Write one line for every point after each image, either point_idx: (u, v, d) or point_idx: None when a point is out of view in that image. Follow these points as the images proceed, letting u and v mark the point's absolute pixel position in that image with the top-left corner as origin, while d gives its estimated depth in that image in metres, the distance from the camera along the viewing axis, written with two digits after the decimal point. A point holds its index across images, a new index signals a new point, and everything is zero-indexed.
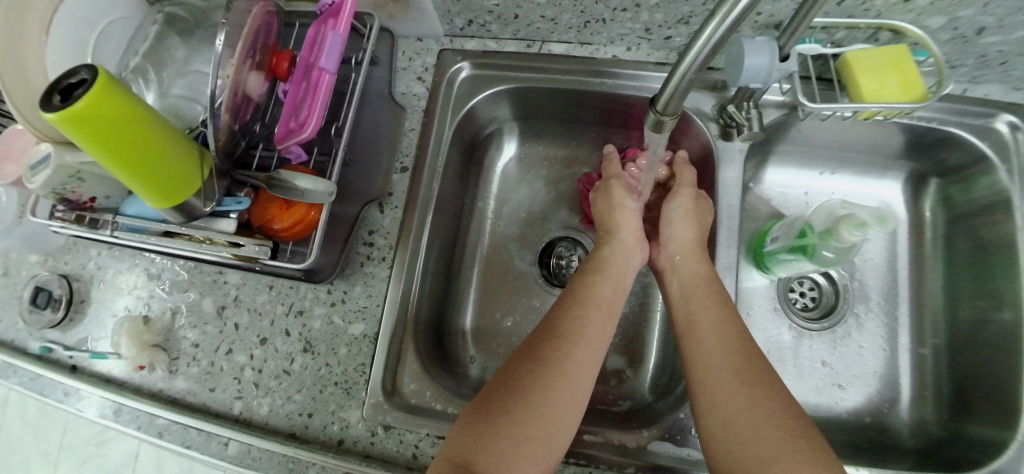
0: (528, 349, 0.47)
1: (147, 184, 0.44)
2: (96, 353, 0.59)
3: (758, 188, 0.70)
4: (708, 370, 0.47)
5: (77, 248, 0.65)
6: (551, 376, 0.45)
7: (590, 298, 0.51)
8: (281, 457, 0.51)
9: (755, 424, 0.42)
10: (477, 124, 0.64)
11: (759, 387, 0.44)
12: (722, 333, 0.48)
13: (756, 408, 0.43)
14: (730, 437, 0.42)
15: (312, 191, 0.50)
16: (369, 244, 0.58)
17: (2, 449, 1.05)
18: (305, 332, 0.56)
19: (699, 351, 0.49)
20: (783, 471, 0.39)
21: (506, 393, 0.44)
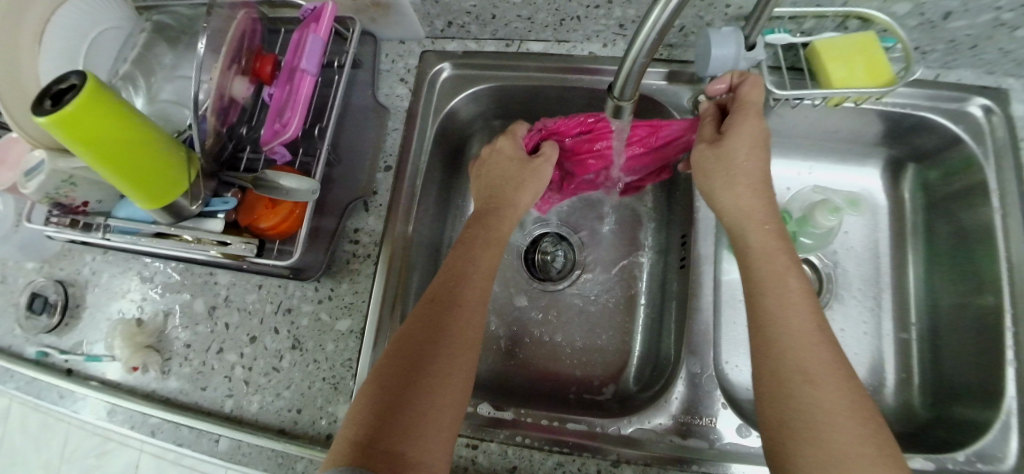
0: (409, 328, 0.46)
1: (137, 185, 0.46)
2: (91, 356, 0.61)
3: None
4: (790, 345, 0.41)
5: (72, 254, 0.66)
6: (451, 346, 0.45)
7: (472, 274, 0.50)
8: (270, 452, 0.52)
9: (844, 389, 0.39)
10: (459, 123, 0.65)
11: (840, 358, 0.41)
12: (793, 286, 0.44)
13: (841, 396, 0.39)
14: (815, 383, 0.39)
15: (297, 189, 0.51)
16: (354, 242, 0.59)
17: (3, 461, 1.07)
18: (293, 330, 0.56)
19: (778, 317, 0.43)
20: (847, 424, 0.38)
21: (413, 360, 0.44)
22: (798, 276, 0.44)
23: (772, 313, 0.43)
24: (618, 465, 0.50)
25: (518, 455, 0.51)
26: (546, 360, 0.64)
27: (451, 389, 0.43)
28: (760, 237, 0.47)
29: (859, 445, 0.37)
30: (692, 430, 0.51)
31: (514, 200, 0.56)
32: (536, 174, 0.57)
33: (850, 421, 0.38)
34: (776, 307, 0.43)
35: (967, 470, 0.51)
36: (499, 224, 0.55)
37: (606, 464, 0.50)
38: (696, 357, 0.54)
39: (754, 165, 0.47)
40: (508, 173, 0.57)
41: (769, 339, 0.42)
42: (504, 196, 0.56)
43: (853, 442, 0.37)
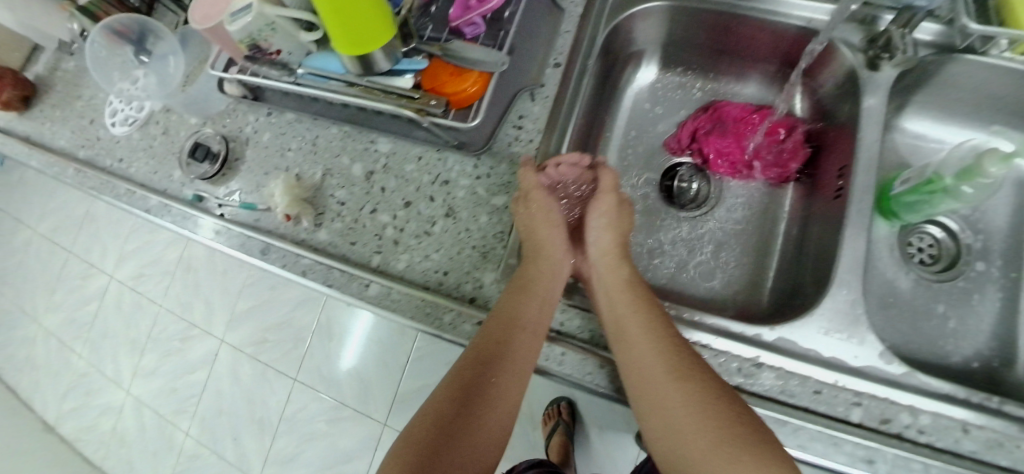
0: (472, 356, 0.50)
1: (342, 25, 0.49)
2: (247, 203, 0.65)
3: (898, 135, 0.68)
4: (641, 374, 0.47)
5: (235, 114, 0.71)
6: (491, 391, 0.48)
7: (518, 323, 0.50)
8: (419, 302, 0.55)
9: (687, 411, 0.44)
10: (621, 41, 0.66)
11: (670, 380, 0.46)
12: (651, 329, 0.49)
13: (691, 410, 0.44)
14: (666, 415, 0.45)
15: (485, 61, 0.54)
16: (517, 128, 0.60)
17: (98, 334, 1.26)
18: (449, 200, 0.59)
19: (625, 355, 0.49)
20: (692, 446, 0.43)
21: (456, 404, 0.46)
22: (649, 316, 0.50)
23: (628, 349, 0.49)
24: (760, 366, 0.51)
25: None
26: (672, 283, 0.64)
27: (489, 439, 0.46)
28: (616, 281, 0.55)
29: (724, 456, 0.41)
30: (830, 348, 0.51)
31: (535, 244, 0.56)
32: (546, 215, 0.57)
33: (698, 442, 0.43)
34: (626, 354, 0.49)
35: None
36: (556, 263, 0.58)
37: (747, 363, 0.51)
38: (845, 280, 0.53)
39: (617, 227, 0.59)
40: (531, 220, 0.56)
41: (620, 360, 0.49)
42: (539, 245, 0.56)
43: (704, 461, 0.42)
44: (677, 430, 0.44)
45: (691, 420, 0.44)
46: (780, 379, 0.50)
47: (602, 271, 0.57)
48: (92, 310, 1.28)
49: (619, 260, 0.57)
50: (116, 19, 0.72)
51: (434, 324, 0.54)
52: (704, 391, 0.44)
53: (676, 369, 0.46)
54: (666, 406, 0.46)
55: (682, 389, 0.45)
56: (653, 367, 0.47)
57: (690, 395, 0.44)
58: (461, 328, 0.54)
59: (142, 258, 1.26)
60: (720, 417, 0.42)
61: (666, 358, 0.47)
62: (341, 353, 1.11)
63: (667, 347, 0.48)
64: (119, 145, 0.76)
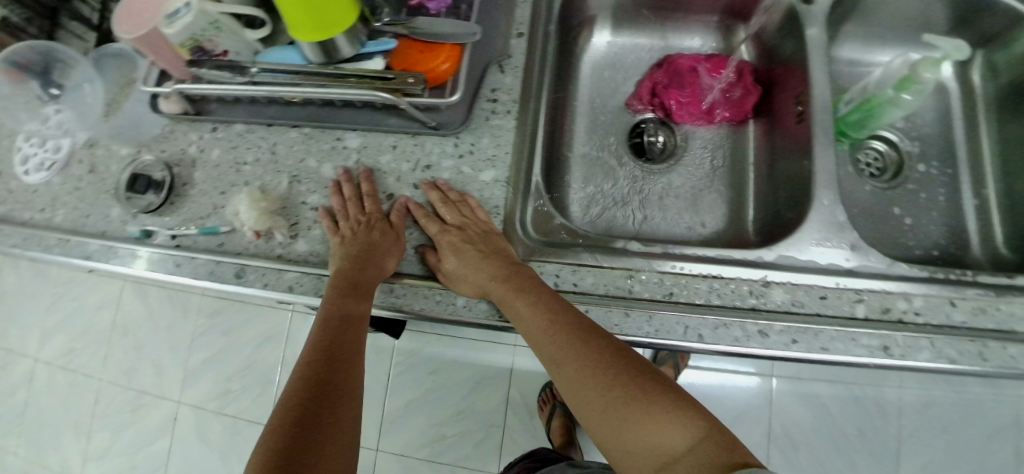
0: (331, 341, 0.48)
1: (306, 12, 0.47)
2: (208, 227, 0.59)
3: (836, 63, 0.74)
4: (568, 365, 0.46)
5: (176, 136, 0.64)
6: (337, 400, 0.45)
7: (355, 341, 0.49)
8: (428, 292, 0.53)
9: (610, 378, 0.44)
10: (574, 7, 0.67)
11: (597, 351, 0.45)
12: (566, 319, 0.47)
13: (612, 378, 0.44)
14: (591, 397, 0.44)
15: (456, 34, 0.53)
16: (493, 101, 0.58)
17: (29, 425, 1.10)
18: (434, 185, 0.57)
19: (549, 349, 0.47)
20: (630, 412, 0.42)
21: (303, 413, 0.42)
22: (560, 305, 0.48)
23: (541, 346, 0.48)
24: (769, 285, 0.52)
25: (674, 282, 0.52)
26: (666, 235, 0.64)
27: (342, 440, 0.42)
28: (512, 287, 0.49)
29: (643, 411, 0.42)
30: (826, 255, 0.54)
31: (378, 263, 0.51)
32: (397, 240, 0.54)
33: (635, 402, 0.43)
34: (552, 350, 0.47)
35: None
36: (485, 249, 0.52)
37: (757, 284, 0.52)
38: (826, 193, 0.56)
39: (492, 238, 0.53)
40: (369, 239, 0.52)
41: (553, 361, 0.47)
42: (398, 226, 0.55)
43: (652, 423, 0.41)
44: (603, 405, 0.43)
45: (616, 383, 0.44)
46: (790, 293, 0.52)
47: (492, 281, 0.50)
48: (21, 399, 1.11)
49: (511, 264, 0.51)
50: (20, 47, 0.64)
51: (448, 310, 0.51)
52: (627, 357, 0.46)
53: (595, 344, 0.46)
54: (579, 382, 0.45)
55: (615, 371, 0.45)
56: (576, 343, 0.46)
57: (612, 366, 0.45)
58: (476, 308, 0.52)
59: (68, 331, 1.11)
60: (642, 380, 0.44)
61: (576, 339, 0.46)
62: None
63: (582, 328, 0.46)
64: (38, 193, 0.66)
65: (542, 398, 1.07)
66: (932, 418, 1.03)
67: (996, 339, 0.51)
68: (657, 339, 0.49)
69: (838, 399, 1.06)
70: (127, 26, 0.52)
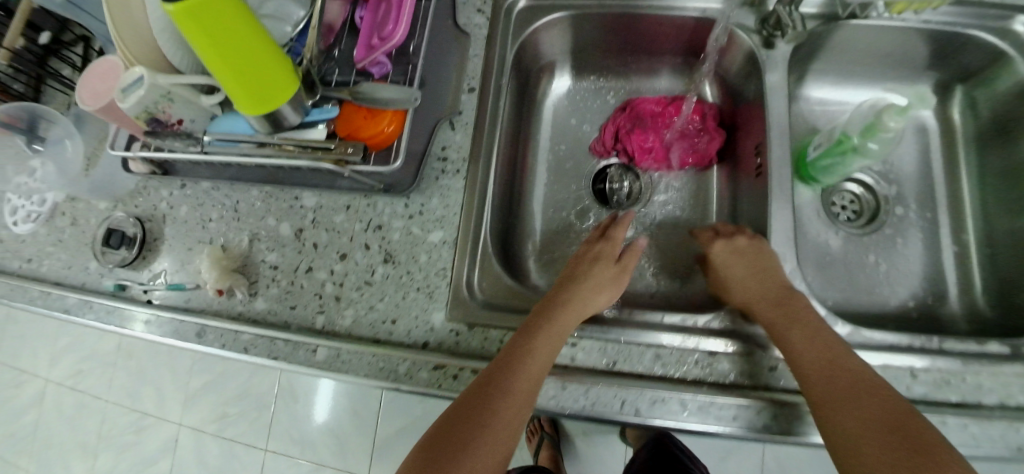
0: (496, 365, 0.47)
1: (243, 87, 0.48)
2: (174, 284, 0.61)
3: (805, 103, 0.72)
4: (816, 374, 0.46)
5: (148, 191, 0.67)
6: (490, 418, 0.44)
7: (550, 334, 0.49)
8: (371, 357, 0.53)
9: (873, 409, 0.43)
10: (533, 54, 0.67)
11: (857, 380, 0.45)
12: (816, 341, 0.48)
13: (868, 418, 0.43)
14: (850, 420, 0.43)
15: (396, 99, 0.53)
16: (442, 160, 0.59)
17: (43, 442, 1.17)
18: (385, 245, 0.57)
19: (798, 350, 0.48)
20: (875, 447, 0.42)
21: (468, 416, 0.45)
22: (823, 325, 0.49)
23: (800, 356, 0.47)
24: (715, 355, 0.51)
25: (617, 350, 0.52)
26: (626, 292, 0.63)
27: (496, 452, 0.44)
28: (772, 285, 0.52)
29: (891, 459, 0.41)
30: None
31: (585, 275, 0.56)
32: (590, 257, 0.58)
33: (879, 445, 0.42)
34: (797, 353, 0.48)
35: None
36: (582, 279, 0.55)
37: (701, 353, 0.51)
38: (780, 253, 0.55)
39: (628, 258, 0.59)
40: (580, 272, 0.57)
41: (800, 367, 0.47)
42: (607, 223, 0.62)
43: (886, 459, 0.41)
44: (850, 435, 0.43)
45: (868, 421, 0.43)
46: (733, 363, 0.51)
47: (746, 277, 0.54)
48: (31, 419, 1.18)
49: (775, 274, 0.53)
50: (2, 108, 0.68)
51: (389, 377, 0.52)
52: (872, 385, 0.45)
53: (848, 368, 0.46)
54: (836, 413, 0.44)
55: (873, 398, 0.44)
56: (820, 359, 0.47)
57: (877, 397, 0.44)
58: (416, 377, 0.51)
59: (77, 354, 1.17)
60: (864, 395, 0.44)
61: (836, 362, 0.46)
62: (299, 411, 1.09)
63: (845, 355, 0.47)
64: (24, 245, 0.70)
65: (531, 429, 1.13)
66: None
67: (953, 414, 0.49)
68: (592, 412, 0.49)
69: None
70: (88, 97, 0.55)
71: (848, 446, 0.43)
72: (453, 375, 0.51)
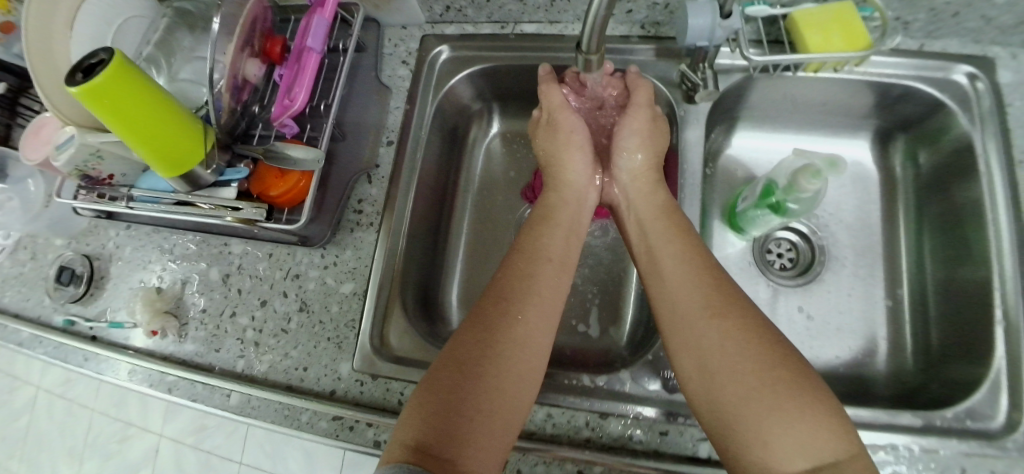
0: (476, 318, 0.47)
1: (157, 154, 0.50)
2: (114, 322, 0.65)
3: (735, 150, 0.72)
4: (681, 313, 0.47)
5: (98, 230, 0.71)
6: (486, 357, 0.44)
7: (538, 256, 0.52)
8: (277, 405, 0.55)
9: (735, 345, 0.43)
10: (461, 102, 0.68)
11: (725, 313, 0.45)
12: (687, 273, 0.49)
13: (733, 341, 0.43)
14: (710, 367, 0.43)
15: (304, 160, 0.55)
16: (358, 211, 0.61)
17: (32, 445, 1.29)
18: (300, 293, 0.60)
19: (669, 294, 0.49)
20: (742, 384, 0.41)
21: (457, 365, 0.44)
22: (693, 252, 0.50)
23: (669, 297, 0.49)
24: (606, 418, 0.51)
25: None
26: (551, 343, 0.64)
27: (511, 387, 0.44)
28: (659, 229, 0.53)
29: (750, 386, 0.41)
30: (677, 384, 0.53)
31: (561, 163, 0.60)
32: (568, 137, 0.60)
33: (738, 380, 0.41)
34: (671, 298, 0.48)
35: (954, 425, 0.52)
36: (549, 246, 0.54)
37: (594, 416, 0.52)
38: None
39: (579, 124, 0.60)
40: (549, 145, 0.61)
41: (672, 316, 0.47)
42: (561, 170, 0.60)
43: (746, 393, 0.41)
44: (718, 370, 0.43)
45: (732, 355, 0.43)
46: (628, 426, 0.51)
47: (654, 226, 0.54)
48: (22, 425, 1.29)
49: (673, 216, 0.54)
50: None
51: (292, 425, 0.54)
52: (744, 317, 0.44)
53: (713, 303, 0.46)
54: (713, 354, 0.43)
55: (720, 325, 0.44)
56: (696, 303, 0.47)
57: (730, 331, 0.44)
58: (317, 426, 0.54)
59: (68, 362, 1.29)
60: (732, 323, 0.44)
61: (715, 302, 0.46)
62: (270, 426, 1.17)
63: (721, 291, 0.46)
64: None
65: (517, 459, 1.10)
66: None
67: None
68: None
69: None
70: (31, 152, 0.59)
71: (737, 408, 0.41)
72: (349, 426, 0.53)
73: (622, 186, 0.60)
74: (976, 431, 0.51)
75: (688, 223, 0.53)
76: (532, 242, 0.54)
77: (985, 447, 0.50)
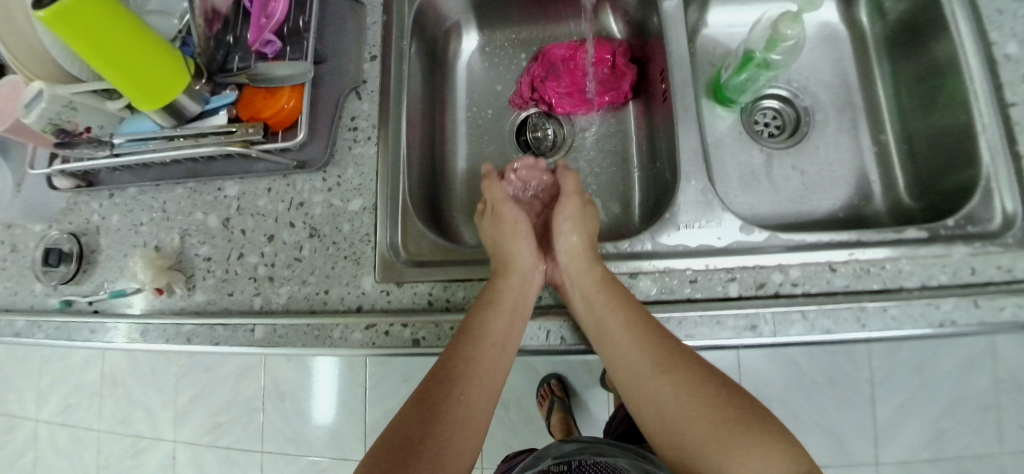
0: (427, 390, 0.48)
1: (136, 85, 0.48)
2: (115, 291, 0.62)
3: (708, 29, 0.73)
4: (634, 372, 0.49)
5: (80, 206, 0.67)
6: (439, 430, 0.45)
7: (484, 336, 0.49)
8: (305, 328, 0.54)
9: (689, 401, 0.47)
10: (435, 15, 0.67)
11: (674, 367, 0.48)
12: (633, 332, 0.49)
13: (684, 395, 0.47)
14: (666, 422, 0.47)
15: (291, 76, 0.54)
16: (353, 129, 0.60)
17: None
18: (308, 220, 0.58)
19: (616, 347, 0.50)
20: (700, 435, 0.45)
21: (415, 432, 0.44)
22: (637, 311, 0.50)
23: (614, 349, 0.50)
24: (636, 275, 0.54)
25: None
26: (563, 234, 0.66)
27: (459, 455, 0.44)
28: (591, 286, 0.52)
29: (706, 431, 0.45)
30: (695, 236, 0.54)
31: (506, 256, 0.57)
32: (512, 227, 0.59)
33: (695, 428, 0.45)
34: (620, 356, 0.50)
35: (958, 233, 0.53)
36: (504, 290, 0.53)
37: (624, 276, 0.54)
38: (691, 171, 0.55)
39: (523, 239, 0.59)
40: (489, 233, 0.60)
41: (630, 386, 0.50)
42: (506, 257, 0.57)
43: (704, 436, 0.44)
44: (676, 421, 0.46)
45: (687, 405, 0.46)
46: (658, 280, 0.52)
47: (588, 289, 0.52)
48: (32, 458, 1.28)
49: (612, 287, 0.51)
50: None
51: (326, 343, 0.53)
52: (693, 370, 0.48)
53: (661, 359, 0.48)
54: (670, 406, 0.47)
55: (671, 380, 0.47)
56: (645, 360, 0.48)
57: (680, 386, 0.47)
58: (350, 339, 0.53)
59: (64, 389, 1.26)
60: (680, 377, 0.47)
61: (662, 359, 0.48)
62: (286, 411, 1.15)
63: (665, 346, 0.48)
64: None
65: (541, 394, 1.11)
66: (893, 356, 1.10)
67: (871, 299, 0.49)
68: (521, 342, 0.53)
69: (803, 351, 1.12)
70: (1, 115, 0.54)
71: (698, 451, 0.44)
72: (384, 332, 0.52)
73: (563, 267, 0.57)
74: (978, 234, 0.53)
75: (627, 292, 0.52)
76: (477, 322, 0.50)
77: (989, 246, 0.52)
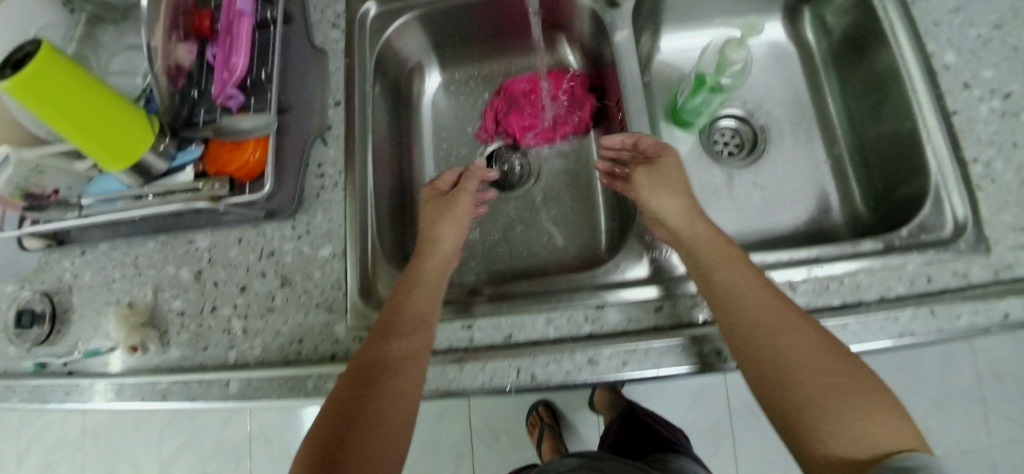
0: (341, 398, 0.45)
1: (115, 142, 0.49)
2: (89, 351, 0.61)
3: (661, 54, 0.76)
4: (768, 338, 0.44)
5: (51, 265, 0.67)
6: (354, 439, 0.43)
7: (385, 336, 0.48)
8: (280, 379, 0.54)
9: (830, 365, 0.42)
10: (396, 58, 0.69)
11: (809, 331, 0.44)
12: (774, 308, 0.45)
13: (824, 362, 0.43)
14: (813, 395, 0.42)
15: (254, 128, 0.55)
16: (320, 175, 0.61)
17: None
18: (279, 269, 0.59)
19: (753, 321, 0.45)
20: (840, 412, 0.41)
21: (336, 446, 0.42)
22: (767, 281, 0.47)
23: (742, 314, 0.46)
24: (602, 307, 0.53)
25: (510, 322, 0.53)
26: (535, 266, 0.66)
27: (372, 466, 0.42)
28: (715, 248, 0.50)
29: (851, 404, 0.41)
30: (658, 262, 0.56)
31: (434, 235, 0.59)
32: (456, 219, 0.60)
33: (841, 399, 0.41)
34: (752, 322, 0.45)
35: (912, 243, 0.55)
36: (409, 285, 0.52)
37: (591, 308, 0.53)
38: None
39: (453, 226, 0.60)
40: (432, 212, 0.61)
41: (764, 356, 0.44)
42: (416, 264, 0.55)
43: (848, 408, 0.41)
44: (819, 395, 0.41)
45: (829, 374, 0.42)
46: (626, 312, 0.53)
47: (723, 263, 0.48)
48: None
49: (745, 262, 0.48)
50: None
51: (301, 394, 0.53)
52: (824, 337, 0.44)
53: (804, 325, 0.44)
54: (809, 379, 0.42)
55: (809, 345, 0.44)
56: (787, 331, 0.44)
57: (819, 353, 0.43)
58: (326, 388, 0.53)
59: (48, 445, 1.24)
60: (821, 345, 0.43)
61: (797, 325, 0.44)
62: (275, 453, 1.13)
63: (797, 315, 0.45)
64: None
65: (530, 421, 1.11)
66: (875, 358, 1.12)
67: (829, 314, 0.52)
68: (491, 386, 0.51)
69: None
70: None
71: (836, 425, 0.40)
72: None
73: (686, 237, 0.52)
74: (932, 243, 0.54)
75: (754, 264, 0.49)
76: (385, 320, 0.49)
77: (942, 255, 0.53)
